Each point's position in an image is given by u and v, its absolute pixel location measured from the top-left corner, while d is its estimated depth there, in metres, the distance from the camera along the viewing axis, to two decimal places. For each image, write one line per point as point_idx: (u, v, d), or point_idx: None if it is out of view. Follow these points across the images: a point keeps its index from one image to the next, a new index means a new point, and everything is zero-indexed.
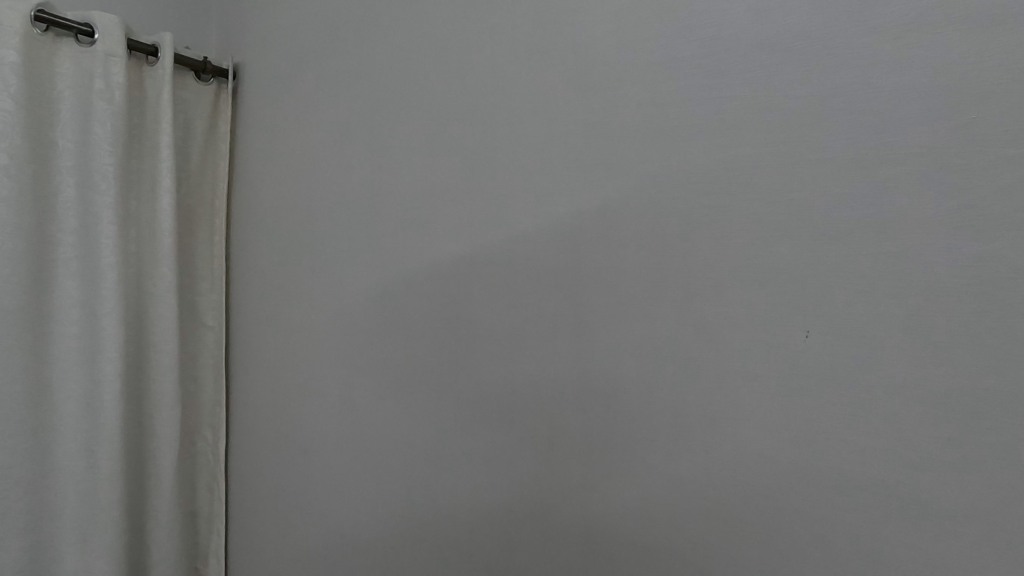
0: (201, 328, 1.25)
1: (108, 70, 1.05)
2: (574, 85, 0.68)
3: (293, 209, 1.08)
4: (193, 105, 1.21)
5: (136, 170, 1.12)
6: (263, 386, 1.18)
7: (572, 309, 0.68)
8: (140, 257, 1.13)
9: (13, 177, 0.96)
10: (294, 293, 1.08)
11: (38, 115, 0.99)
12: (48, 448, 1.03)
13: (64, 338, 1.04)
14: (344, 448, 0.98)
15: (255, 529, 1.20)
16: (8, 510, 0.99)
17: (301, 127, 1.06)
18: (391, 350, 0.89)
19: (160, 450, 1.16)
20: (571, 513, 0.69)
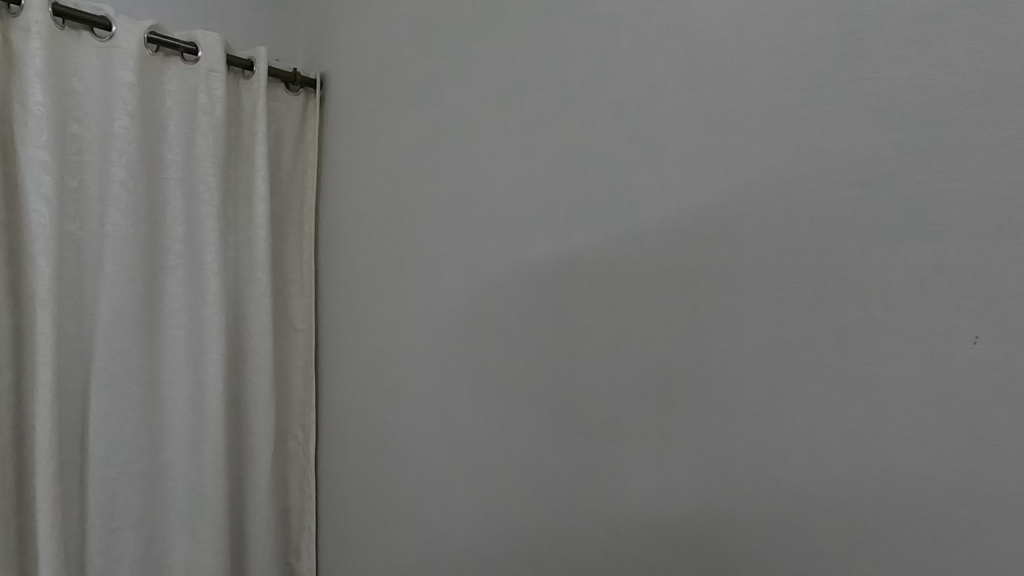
0: (292, 329, 1.29)
1: (210, 85, 1.10)
2: (685, 77, 0.65)
3: (383, 213, 1.10)
4: (284, 115, 1.25)
5: (235, 180, 1.18)
6: (352, 386, 1.20)
7: (684, 311, 0.65)
8: (239, 262, 1.18)
9: (129, 191, 1.02)
10: (384, 296, 1.11)
11: (151, 131, 1.06)
12: (160, 445, 1.09)
13: (173, 341, 1.10)
14: (435, 449, 0.99)
15: (345, 527, 1.23)
16: (128, 502, 1.06)
17: (390, 134, 1.08)
18: (484, 350, 0.89)
19: (256, 447, 1.21)
20: (681, 522, 0.66)
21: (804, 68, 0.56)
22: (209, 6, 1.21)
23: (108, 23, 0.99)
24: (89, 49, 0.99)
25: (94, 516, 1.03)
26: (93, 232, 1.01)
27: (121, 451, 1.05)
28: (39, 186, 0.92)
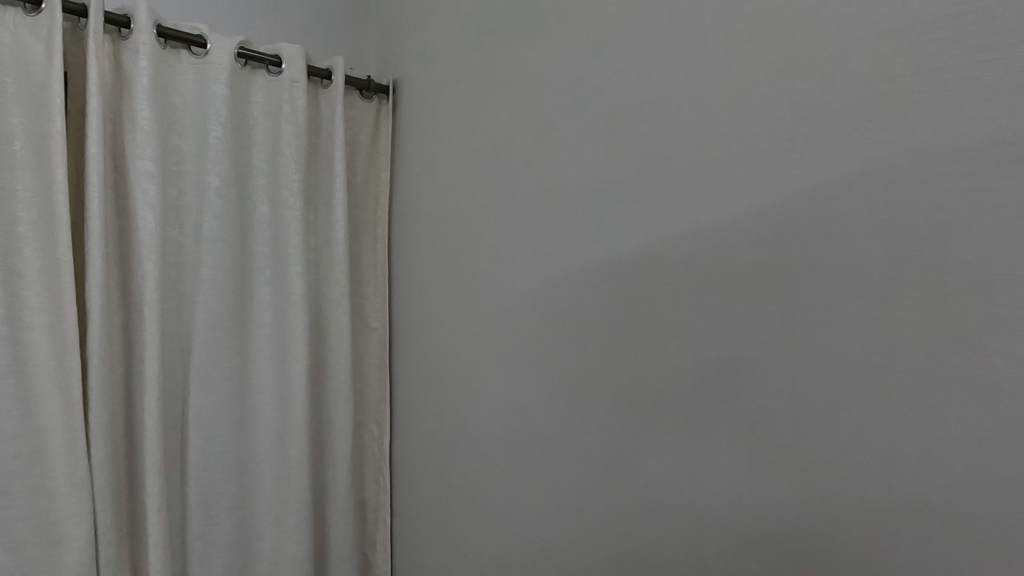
0: (367, 328, 1.34)
1: (293, 95, 1.15)
2: (781, 67, 0.62)
3: (456, 214, 1.13)
4: (359, 121, 1.30)
5: (315, 185, 1.23)
6: (426, 383, 1.23)
7: (779, 309, 0.63)
8: (318, 264, 1.24)
9: (222, 198, 1.09)
10: (459, 296, 1.13)
11: (241, 141, 1.12)
12: (249, 438, 1.16)
13: (260, 339, 1.16)
14: (511, 447, 1.00)
15: (420, 522, 1.26)
16: (222, 490, 1.13)
17: (464, 137, 1.10)
18: (563, 349, 0.89)
19: (336, 442, 1.26)
20: (775, 527, 0.64)
21: (918, 51, 0.52)
22: (291, 19, 1.26)
23: (203, 41, 1.06)
24: (187, 65, 1.05)
25: (193, 503, 1.10)
26: (191, 237, 1.08)
27: (216, 442, 1.11)
28: (145, 196, 0.99)
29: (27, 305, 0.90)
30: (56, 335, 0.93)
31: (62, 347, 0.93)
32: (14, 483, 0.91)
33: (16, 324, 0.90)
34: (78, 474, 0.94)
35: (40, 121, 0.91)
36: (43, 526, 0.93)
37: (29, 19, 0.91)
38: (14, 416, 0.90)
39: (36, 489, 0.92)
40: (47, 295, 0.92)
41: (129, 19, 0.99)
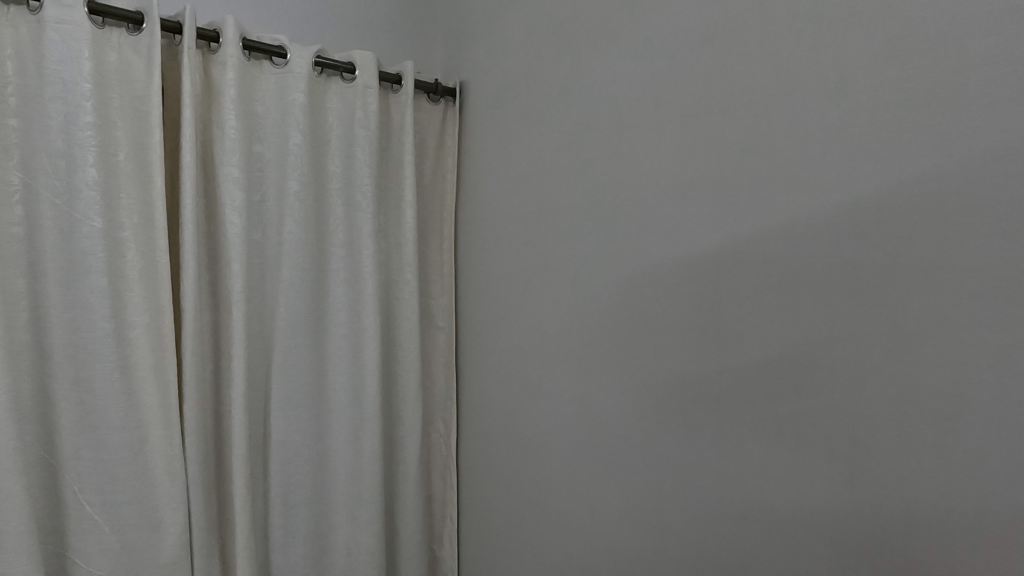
0: (434, 328, 1.36)
1: (365, 101, 1.19)
2: (886, 53, 0.59)
3: (526, 215, 1.13)
4: (426, 124, 1.32)
5: (386, 188, 1.26)
6: (493, 383, 1.25)
7: (883, 308, 0.59)
8: (389, 264, 1.27)
9: (301, 201, 1.13)
10: (529, 296, 1.13)
11: (317, 147, 1.17)
12: (326, 433, 1.20)
13: (336, 337, 1.20)
14: (585, 448, 1.00)
15: (488, 519, 1.27)
16: (302, 483, 1.17)
17: (534, 137, 1.10)
18: (640, 350, 0.88)
19: (406, 438, 1.29)
20: (875, 539, 0.60)
21: None
22: (363, 27, 1.30)
23: (283, 52, 1.10)
24: (269, 75, 1.10)
25: (275, 495, 1.15)
26: (273, 239, 1.13)
27: (296, 436, 1.16)
28: (232, 201, 1.05)
29: (129, 305, 0.97)
30: (155, 333, 0.99)
31: (160, 344, 0.99)
32: (120, 471, 0.98)
33: (121, 323, 0.96)
34: (174, 464, 1.01)
35: (141, 133, 0.98)
36: (144, 512, 0.99)
37: (132, 38, 0.97)
38: (119, 409, 0.97)
39: (138, 477, 0.99)
40: (148, 295, 0.98)
41: (218, 34, 1.04)
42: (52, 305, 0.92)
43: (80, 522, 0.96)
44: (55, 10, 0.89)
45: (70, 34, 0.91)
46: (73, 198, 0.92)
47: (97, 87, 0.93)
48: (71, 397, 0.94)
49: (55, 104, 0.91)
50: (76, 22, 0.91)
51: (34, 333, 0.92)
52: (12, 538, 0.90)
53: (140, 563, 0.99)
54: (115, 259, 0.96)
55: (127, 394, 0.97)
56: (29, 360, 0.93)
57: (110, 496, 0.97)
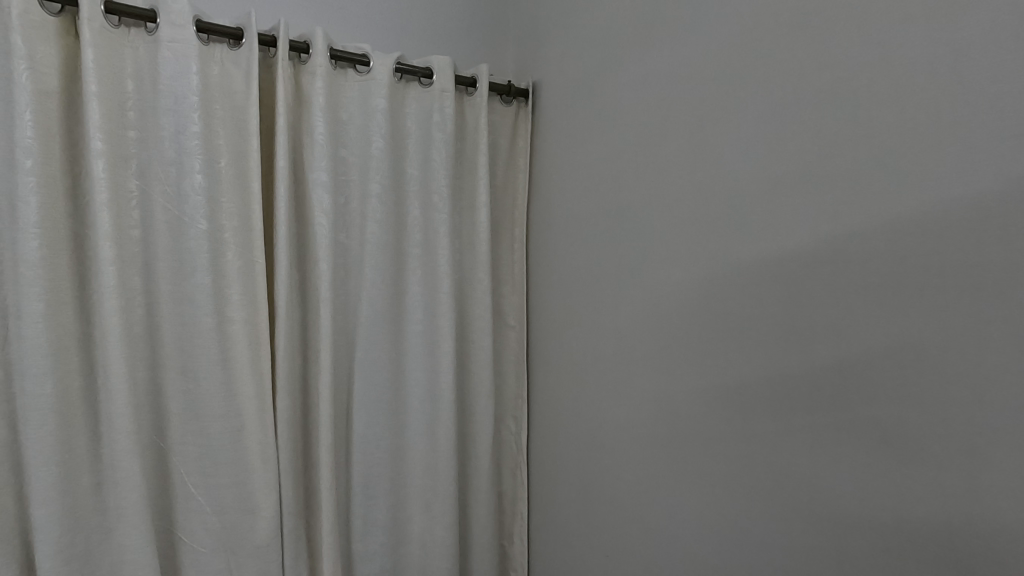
0: (506, 327, 1.38)
1: (443, 104, 1.22)
2: (1013, 32, 0.55)
3: (602, 214, 1.13)
4: (499, 126, 1.34)
5: (460, 189, 1.29)
6: (566, 382, 1.25)
7: (1007, 309, 0.55)
8: (462, 264, 1.30)
9: (382, 203, 1.18)
10: (605, 295, 1.13)
11: (397, 151, 1.21)
12: (403, 427, 1.24)
13: (413, 334, 1.24)
14: (664, 450, 0.99)
15: (559, 518, 1.28)
16: (381, 475, 1.22)
17: (611, 135, 1.10)
18: (725, 352, 0.86)
19: (478, 435, 1.31)
20: (994, 558, 0.57)
21: None
22: (439, 32, 1.33)
23: (367, 60, 1.14)
24: (353, 82, 1.15)
25: (356, 485, 1.20)
26: (356, 239, 1.17)
27: (376, 429, 1.21)
28: (321, 203, 1.10)
29: (230, 302, 1.04)
30: (251, 328, 1.06)
31: (256, 339, 1.06)
32: (220, 457, 1.05)
33: (221, 318, 1.03)
34: (268, 451, 1.07)
35: (240, 140, 1.04)
36: (240, 496, 1.06)
37: (232, 52, 1.04)
38: (220, 398, 1.04)
39: (235, 463, 1.06)
40: (246, 293, 1.05)
41: (308, 45, 1.09)
42: (164, 300, 1.01)
43: (186, 502, 1.04)
44: (168, 29, 0.97)
45: (181, 51, 0.98)
46: (183, 202, 1.00)
47: (202, 99, 1.00)
48: (179, 386, 1.03)
49: (168, 116, 0.99)
50: (186, 40, 0.98)
51: (148, 326, 1.01)
52: (130, 513, 0.99)
53: (238, 543, 1.06)
54: (217, 258, 1.03)
55: (226, 384, 1.04)
56: (143, 351, 1.01)
57: (212, 479, 1.05)
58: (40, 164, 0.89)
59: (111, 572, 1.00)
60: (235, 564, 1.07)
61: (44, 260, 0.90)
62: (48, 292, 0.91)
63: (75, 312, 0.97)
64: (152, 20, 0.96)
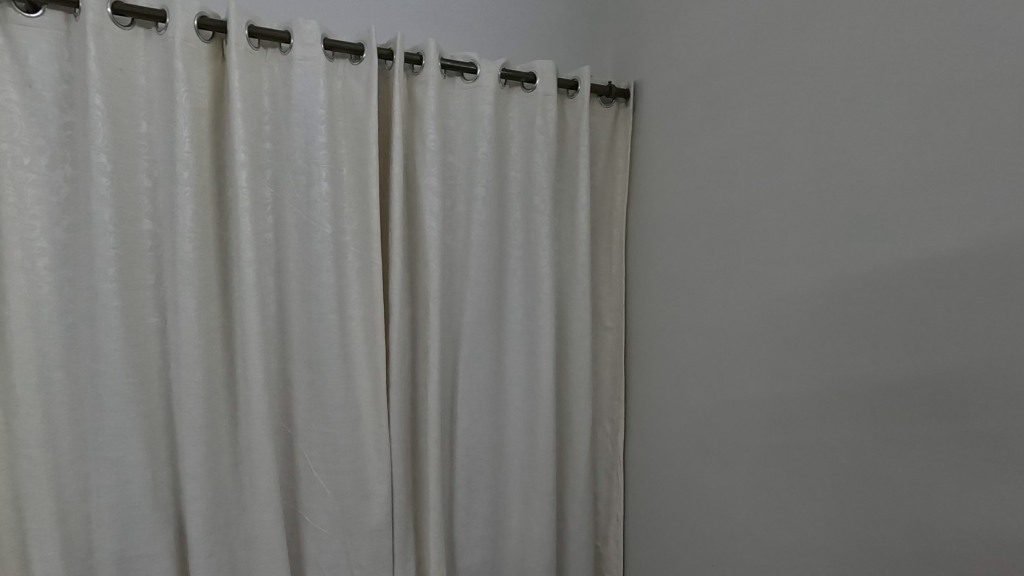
0: (603, 328, 1.38)
1: (545, 108, 1.23)
2: None
3: (710, 215, 1.10)
4: (598, 127, 1.34)
5: (560, 191, 1.31)
6: (667, 386, 1.23)
7: None
8: (562, 265, 1.31)
9: (486, 206, 1.21)
10: (712, 297, 1.10)
11: (501, 155, 1.24)
12: (504, 424, 1.27)
13: (513, 333, 1.26)
14: (774, 458, 0.96)
15: (657, 522, 1.27)
16: (483, 469, 1.26)
17: (722, 133, 1.06)
18: (845, 358, 0.82)
19: (576, 435, 1.32)
20: None
21: None
22: (539, 37, 1.35)
23: (474, 67, 1.18)
24: (461, 90, 1.19)
25: (460, 477, 1.25)
26: (461, 241, 1.22)
27: (478, 425, 1.25)
28: (431, 207, 1.15)
29: (349, 301, 1.10)
30: (367, 324, 1.13)
31: (373, 335, 1.13)
32: (339, 444, 1.12)
33: (342, 316, 1.11)
34: (381, 441, 1.14)
35: (360, 149, 1.11)
36: (357, 482, 1.14)
37: (354, 67, 1.11)
38: (340, 390, 1.11)
39: (353, 452, 1.13)
40: (363, 292, 1.12)
41: (421, 56, 1.14)
42: (294, 299, 1.10)
43: (310, 484, 1.13)
44: (300, 48, 1.05)
45: (310, 68, 1.06)
46: (311, 208, 1.09)
47: (328, 111, 1.08)
48: (305, 377, 1.11)
49: (299, 128, 1.07)
50: (315, 57, 1.06)
51: (279, 321, 1.10)
52: (262, 492, 1.08)
53: (354, 526, 1.14)
54: (339, 260, 1.10)
55: (345, 378, 1.11)
56: (275, 344, 1.11)
57: (333, 465, 1.13)
58: (194, 176, 1.00)
59: (247, 544, 1.11)
60: (352, 545, 1.14)
61: (197, 261, 1.01)
62: (199, 290, 1.02)
63: (220, 308, 1.08)
64: (285, 42, 1.05)
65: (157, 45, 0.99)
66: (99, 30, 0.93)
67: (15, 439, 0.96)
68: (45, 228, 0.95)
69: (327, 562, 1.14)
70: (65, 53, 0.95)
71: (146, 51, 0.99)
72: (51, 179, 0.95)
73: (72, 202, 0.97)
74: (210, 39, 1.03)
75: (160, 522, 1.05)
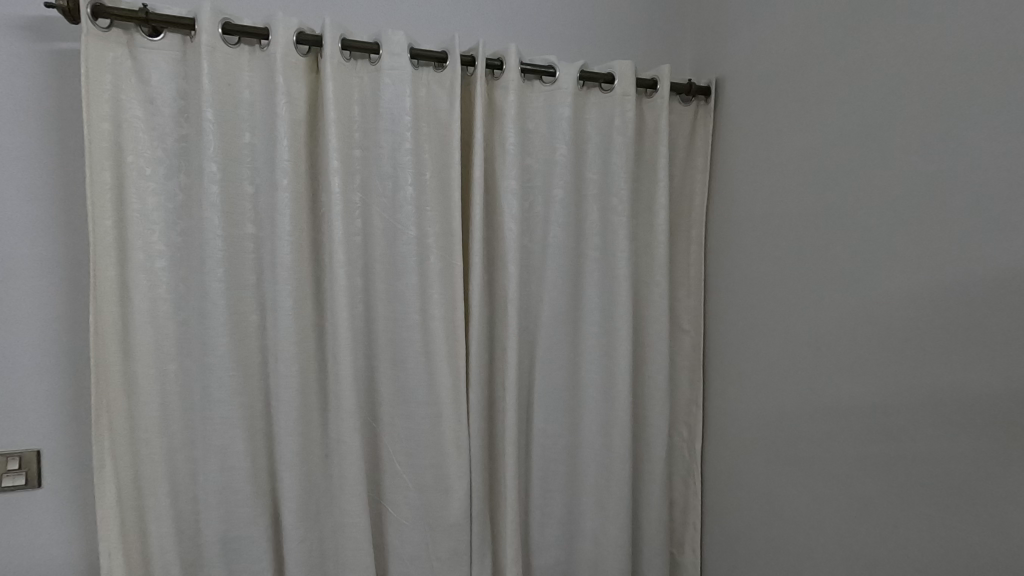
0: (680, 330, 1.35)
1: (624, 108, 1.22)
2: None
3: (800, 215, 1.06)
4: (677, 126, 1.31)
5: (638, 192, 1.29)
6: (750, 392, 1.19)
7: None
8: (638, 267, 1.30)
9: (564, 208, 1.22)
10: (802, 301, 1.06)
11: (579, 156, 1.24)
12: (579, 426, 1.27)
13: (589, 335, 1.26)
14: (874, 468, 0.92)
15: (737, 532, 1.23)
16: (558, 470, 1.27)
17: (815, 129, 1.02)
18: (963, 366, 0.79)
19: (652, 439, 1.30)
20: None
21: None
22: (617, 37, 1.35)
23: (553, 70, 1.18)
24: (540, 94, 1.20)
25: (535, 477, 1.26)
26: (539, 243, 1.23)
27: (554, 425, 1.26)
28: (511, 209, 1.17)
29: (432, 301, 1.14)
30: (449, 324, 1.16)
31: (454, 335, 1.16)
32: (421, 440, 1.16)
33: (425, 315, 1.14)
34: (461, 438, 1.17)
35: (443, 154, 1.15)
36: (438, 477, 1.17)
37: (437, 74, 1.14)
38: (423, 388, 1.15)
39: (434, 447, 1.16)
40: (444, 293, 1.15)
41: (502, 62, 1.17)
42: (381, 299, 1.15)
43: (393, 477, 1.17)
44: (389, 58, 1.09)
45: (398, 77, 1.10)
46: (396, 211, 1.13)
47: (414, 119, 1.12)
48: (389, 374, 1.16)
49: (386, 135, 1.12)
50: (402, 67, 1.10)
51: (365, 320, 1.15)
52: (350, 482, 1.13)
53: (435, 519, 1.17)
54: (422, 261, 1.14)
55: (428, 375, 1.15)
56: (362, 342, 1.16)
57: (415, 460, 1.17)
58: (292, 182, 1.07)
59: (333, 532, 1.16)
60: (432, 538, 1.18)
61: (294, 263, 1.08)
62: (295, 290, 1.08)
63: (313, 307, 1.14)
64: (375, 52, 1.09)
65: (261, 60, 1.06)
66: (211, 49, 1.00)
67: (135, 424, 1.05)
68: (163, 232, 1.04)
69: (408, 553, 1.18)
70: (181, 71, 1.03)
71: (251, 66, 1.06)
72: (168, 187, 1.04)
73: (185, 208, 1.06)
74: (306, 53, 1.09)
75: (258, 506, 1.12)
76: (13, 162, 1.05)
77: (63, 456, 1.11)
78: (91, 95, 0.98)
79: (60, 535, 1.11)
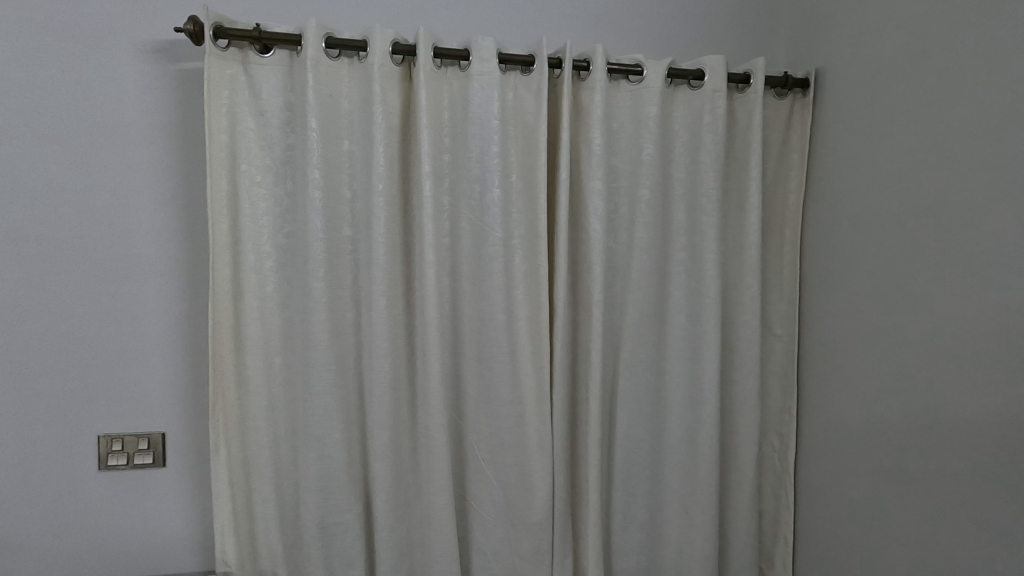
0: (772, 335, 1.29)
1: (714, 105, 1.19)
2: None
3: (909, 215, 0.98)
4: (771, 121, 1.26)
5: (728, 192, 1.25)
6: (849, 402, 1.12)
7: None
8: (727, 269, 1.25)
9: (650, 208, 1.20)
10: (910, 307, 0.98)
11: (665, 155, 1.21)
12: (664, 430, 1.24)
13: (674, 337, 1.23)
14: (998, 491, 0.84)
15: (834, 551, 1.16)
16: (641, 474, 1.25)
17: (931, 121, 0.94)
18: None
19: (740, 447, 1.26)
20: None
21: None
22: (706, 31, 1.30)
23: (641, 69, 1.17)
24: (626, 93, 1.19)
25: (618, 480, 1.25)
26: (623, 244, 1.22)
27: (637, 429, 1.24)
28: (596, 210, 1.16)
29: (517, 302, 1.16)
30: (534, 325, 1.17)
31: (538, 335, 1.17)
32: (506, 438, 1.18)
33: (510, 316, 1.16)
34: (544, 438, 1.18)
35: (529, 156, 1.16)
36: (521, 476, 1.19)
37: (524, 78, 1.15)
38: (508, 387, 1.17)
39: (518, 446, 1.18)
40: (528, 294, 1.16)
41: (588, 63, 1.16)
42: (468, 299, 1.18)
43: (478, 473, 1.20)
44: (478, 64, 1.12)
45: (487, 82, 1.13)
46: (485, 213, 1.16)
47: (502, 122, 1.14)
48: (475, 372, 1.19)
49: (475, 139, 1.14)
50: (491, 71, 1.12)
51: (453, 319, 1.19)
52: (438, 476, 1.17)
53: (518, 517, 1.19)
54: (508, 263, 1.16)
55: (512, 375, 1.17)
56: (449, 339, 1.19)
57: (499, 457, 1.19)
58: (387, 186, 1.12)
59: (421, 524, 1.21)
60: (516, 535, 1.19)
61: (388, 264, 1.13)
62: (389, 290, 1.13)
63: (404, 306, 1.18)
64: (465, 59, 1.12)
65: (359, 71, 1.11)
66: (315, 62, 1.07)
67: (245, 412, 1.14)
68: (271, 235, 1.12)
69: (492, 547, 1.20)
70: (288, 85, 1.11)
71: (350, 77, 1.11)
72: (275, 193, 1.12)
73: (290, 212, 1.13)
74: (400, 62, 1.14)
75: (353, 495, 1.18)
76: (144, 173, 1.17)
77: (184, 439, 1.22)
78: (212, 110, 1.07)
79: (182, 510, 1.23)
